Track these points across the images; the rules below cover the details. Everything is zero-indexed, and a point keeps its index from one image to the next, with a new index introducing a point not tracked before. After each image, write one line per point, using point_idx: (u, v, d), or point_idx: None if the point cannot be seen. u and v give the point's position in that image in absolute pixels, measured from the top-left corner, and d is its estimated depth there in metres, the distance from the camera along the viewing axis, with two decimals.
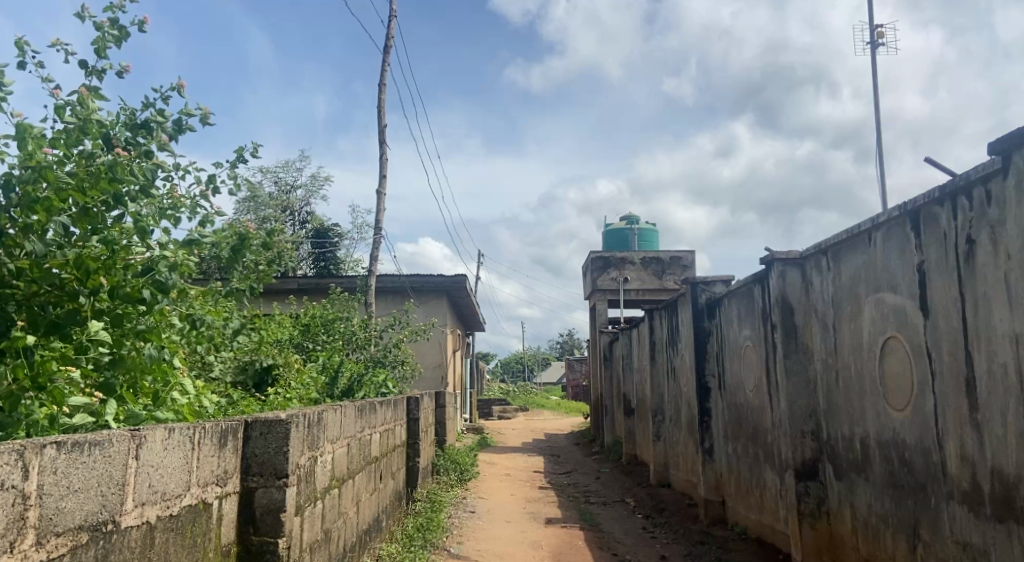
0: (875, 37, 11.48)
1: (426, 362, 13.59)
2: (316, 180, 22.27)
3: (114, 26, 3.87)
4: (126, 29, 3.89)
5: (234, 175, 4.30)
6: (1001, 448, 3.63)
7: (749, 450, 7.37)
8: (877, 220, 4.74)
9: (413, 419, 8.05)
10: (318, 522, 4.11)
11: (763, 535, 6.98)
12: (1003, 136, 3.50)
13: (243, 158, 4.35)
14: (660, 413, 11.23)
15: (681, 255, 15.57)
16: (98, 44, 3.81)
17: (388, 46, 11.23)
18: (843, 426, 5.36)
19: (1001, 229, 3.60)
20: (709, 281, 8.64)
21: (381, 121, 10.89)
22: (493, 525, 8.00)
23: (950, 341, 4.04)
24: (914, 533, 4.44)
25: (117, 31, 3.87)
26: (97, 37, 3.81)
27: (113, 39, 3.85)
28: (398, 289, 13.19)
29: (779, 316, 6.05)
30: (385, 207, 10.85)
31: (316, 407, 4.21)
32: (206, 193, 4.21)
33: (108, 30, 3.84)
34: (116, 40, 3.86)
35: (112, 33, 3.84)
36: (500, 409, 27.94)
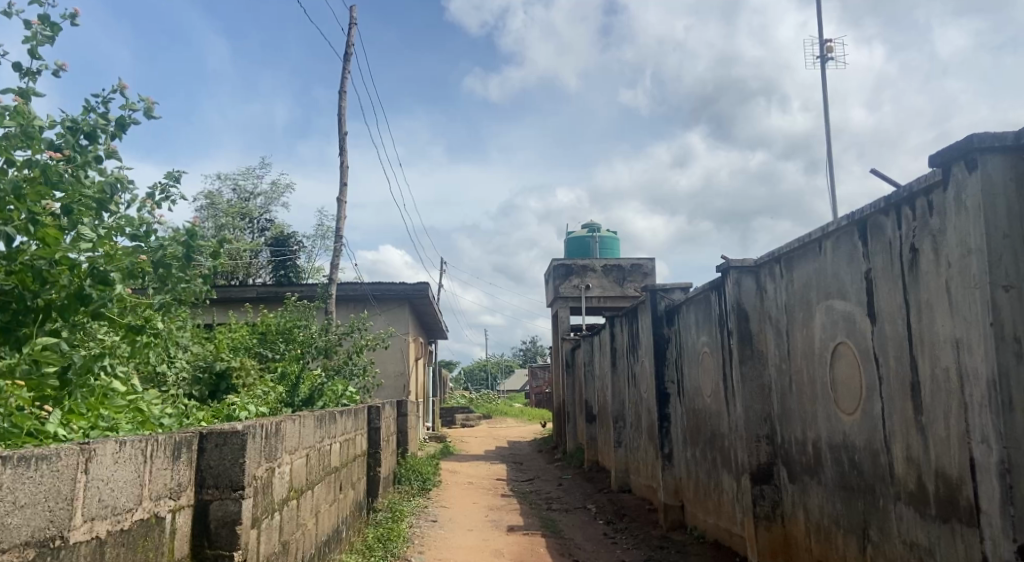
0: (825, 52, 11.79)
1: (388, 371, 13.52)
2: (278, 188, 22.00)
3: (46, 25, 3.85)
4: (58, 27, 3.87)
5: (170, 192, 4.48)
6: (945, 448, 3.76)
7: (706, 455, 7.49)
8: (827, 229, 4.88)
9: (375, 429, 8.01)
10: (275, 534, 4.07)
11: (721, 538, 7.10)
12: (942, 149, 3.55)
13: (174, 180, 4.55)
14: (621, 420, 11.33)
15: (642, 263, 15.78)
16: (31, 42, 3.78)
17: (348, 54, 11.17)
18: (795, 430, 5.51)
19: (942, 236, 3.73)
20: (668, 288, 8.76)
21: (342, 129, 10.81)
22: (455, 534, 7.97)
23: (896, 347, 4.18)
24: (864, 534, 4.57)
25: (49, 30, 3.84)
26: (29, 34, 3.78)
27: (45, 37, 3.82)
28: (359, 297, 13.11)
29: (735, 322, 6.16)
30: (346, 215, 10.77)
31: (274, 418, 4.17)
32: (152, 207, 4.34)
33: (40, 29, 3.81)
34: (50, 39, 3.84)
35: (44, 32, 3.81)
36: (463, 416, 27.78)
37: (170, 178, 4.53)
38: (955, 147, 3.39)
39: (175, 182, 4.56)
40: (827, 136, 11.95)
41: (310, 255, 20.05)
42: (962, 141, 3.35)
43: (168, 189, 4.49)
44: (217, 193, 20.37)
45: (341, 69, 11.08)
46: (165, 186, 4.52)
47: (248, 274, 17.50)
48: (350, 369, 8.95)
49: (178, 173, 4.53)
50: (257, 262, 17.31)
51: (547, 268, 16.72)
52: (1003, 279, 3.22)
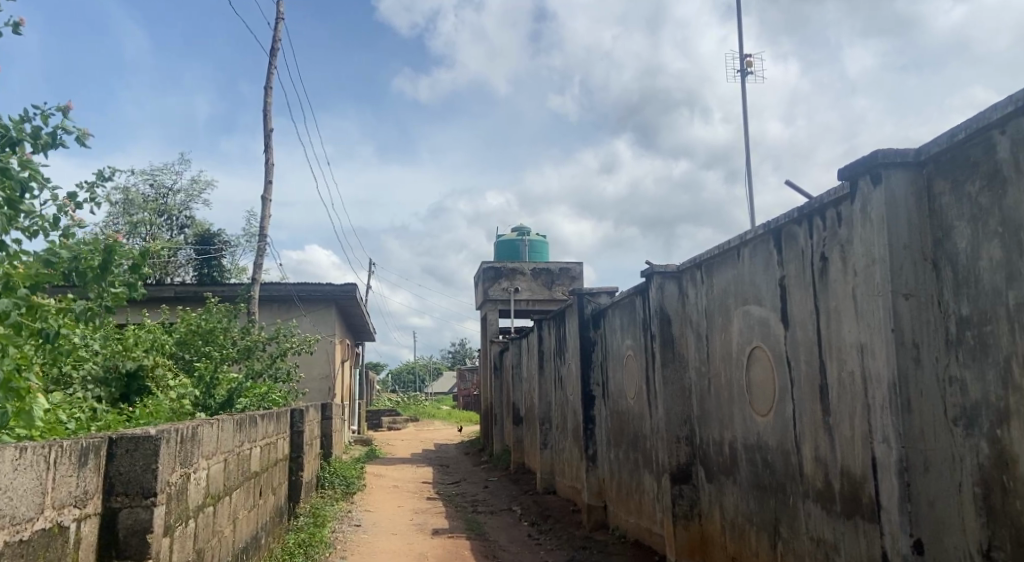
0: (745, 65, 12.22)
1: (312, 373, 13.26)
2: (197, 185, 21.31)
3: None
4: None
5: (95, 192, 4.58)
6: (849, 448, 3.96)
7: (629, 456, 7.65)
8: (745, 237, 5.07)
9: (297, 432, 7.84)
10: (189, 543, 3.94)
11: (641, 537, 7.28)
12: (851, 163, 3.72)
13: (101, 180, 4.65)
14: (547, 422, 11.45)
15: (570, 266, 16.00)
16: None
17: (275, 49, 10.92)
18: (713, 431, 5.69)
19: (849, 246, 3.91)
20: (595, 292, 8.91)
21: (267, 125, 10.56)
22: (379, 538, 7.90)
23: (807, 351, 4.37)
24: (775, 531, 4.76)
25: None
26: None
27: None
28: (284, 298, 12.82)
29: (658, 326, 6.33)
30: (271, 213, 10.52)
31: (190, 423, 4.04)
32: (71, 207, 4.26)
33: None
34: None
35: None
36: (389, 419, 27.51)
37: (98, 178, 4.63)
38: (862, 162, 3.57)
39: (103, 182, 4.67)
40: (746, 146, 12.39)
41: (233, 255, 19.50)
42: (868, 157, 3.52)
43: (95, 189, 4.58)
44: (133, 189, 19.55)
45: (268, 64, 10.83)
46: (93, 184, 4.62)
47: (166, 273, 16.90)
48: (274, 373, 8.84)
49: (109, 174, 4.65)
50: (176, 261, 16.74)
51: (476, 270, 16.74)
52: (903, 288, 3.39)
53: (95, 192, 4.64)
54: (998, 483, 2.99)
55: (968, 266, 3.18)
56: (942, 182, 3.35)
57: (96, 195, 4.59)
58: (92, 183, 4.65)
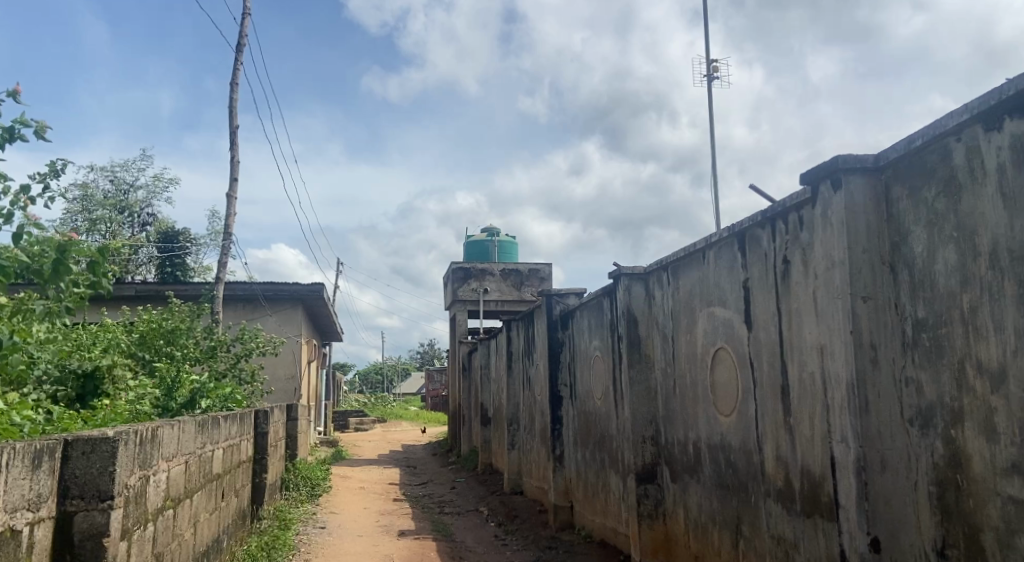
0: (712, 71, 12.38)
1: (278, 374, 13.12)
2: (160, 182, 20.96)
3: None
4: None
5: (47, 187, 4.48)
6: (809, 448, 4.03)
7: (595, 456, 7.70)
8: (710, 240, 5.13)
9: (261, 434, 7.74)
10: (148, 546, 3.87)
11: (606, 537, 7.33)
12: (812, 168, 3.79)
13: (54, 174, 4.56)
14: (514, 422, 11.46)
15: (539, 267, 16.05)
16: None
17: (241, 45, 10.77)
18: (678, 431, 5.75)
19: (810, 250, 3.98)
20: (563, 293, 8.96)
21: (233, 122, 10.42)
22: (344, 540, 7.84)
23: (770, 352, 4.43)
24: (737, 529, 4.82)
25: None
26: None
27: None
28: (249, 297, 12.65)
29: (625, 327, 6.37)
30: (236, 211, 10.38)
31: (149, 425, 3.97)
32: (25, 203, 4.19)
33: None
34: None
35: None
36: (356, 420, 27.30)
37: (51, 172, 4.53)
38: (823, 168, 3.64)
39: (56, 176, 4.57)
40: (713, 151, 12.55)
41: (197, 253, 19.19)
42: (829, 162, 3.59)
43: (48, 183, 4.51)
44: (92, 185, 19.13)
45: (233, 60, 10.68)
46: (45, 178, 4.53)
47: (127, 271, 16.59)
48: (238, 374, 8.74)
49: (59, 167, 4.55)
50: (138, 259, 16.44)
51: (445, 270, 16.71)
52: (862, 291, 3.46)
53: (48, 188, 4.55)
54: (952, 482, 3.06)
55: (924, 269, 3.25)
56: (900, 188, 3.42)
57: (49, 189, 4.52)
58: (45, 178, 4.55)
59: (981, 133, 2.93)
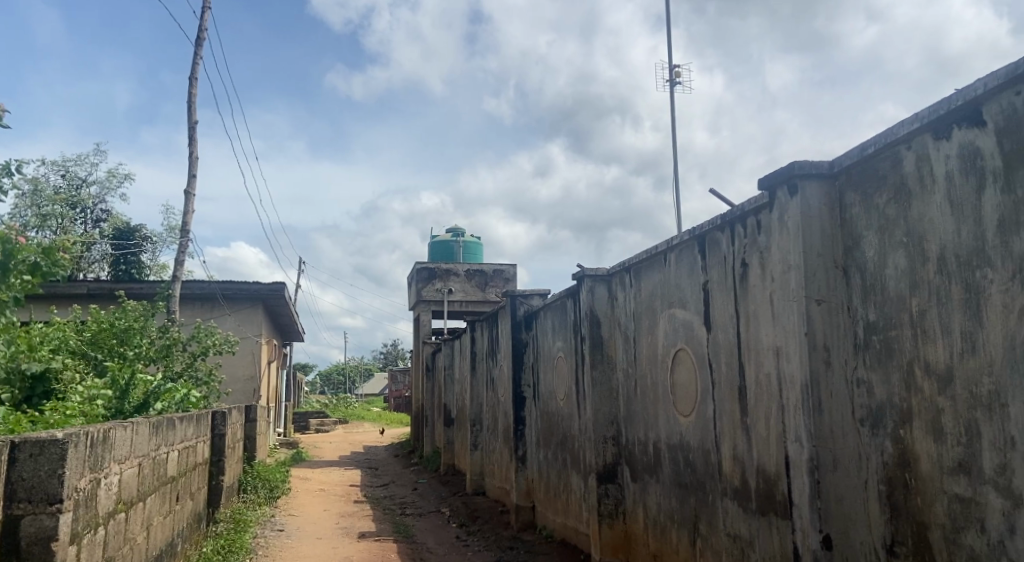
0: (675, 76, 12.53)
1: (236, 375, 12.92)
2: (114, 177, 20.47)
3: None
4: None
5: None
6: (765, 447, 4.10)
7: (557, 456, 7.73)
8: (671, 242, 5.19)
9: (219, 435, 7.61)
10: (98, 551, 3.79)
11: (567, 537, 7.36)
12: (770, 173, 3.86)
13: (5, 172, 4.49)
14: (477, 423, 11.45)
15: (503, 268, 16.08)
16: None
17: (201, 39, 10.58)
18: (639, 431, 5.80)
19: (768, 253, 4.05)
20: (527, 294, 8.99)
21: (191, 117, 10.23)
22: (303, 543, 7.76)
23: (728, 353, 4.50)
24: (695, 528, 4.89)
25: None
26: None
27: None
28: (208, 296, 12.44)
29: (588, 328, 6.41)
30: (194, 208, 10.19)
31: (100, 426, 3.88)
32: None
33: None
34: None
35: None
36: (316, 421, 27.02)
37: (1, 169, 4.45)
38: (780, 173, 3.71)
39: (8, 173, 4.51)
40: (675, 154, 12.70)
41: (153, 250, 18.78)
42: (786, 168, 3.66)
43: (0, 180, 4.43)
44: (42, 180, 18.60)
45: (192, 55, 10.49)
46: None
47: (80, 269, 16.18)
48: (194, 374, 8.61)
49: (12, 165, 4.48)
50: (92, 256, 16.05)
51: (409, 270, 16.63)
52: (816, 294, 3.53)
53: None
54: (901, 481, 3.15)
55: (876, 274, 3.33)
56: (853, 194, 3.50)
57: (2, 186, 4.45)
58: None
59: (931, 142, 3.02)
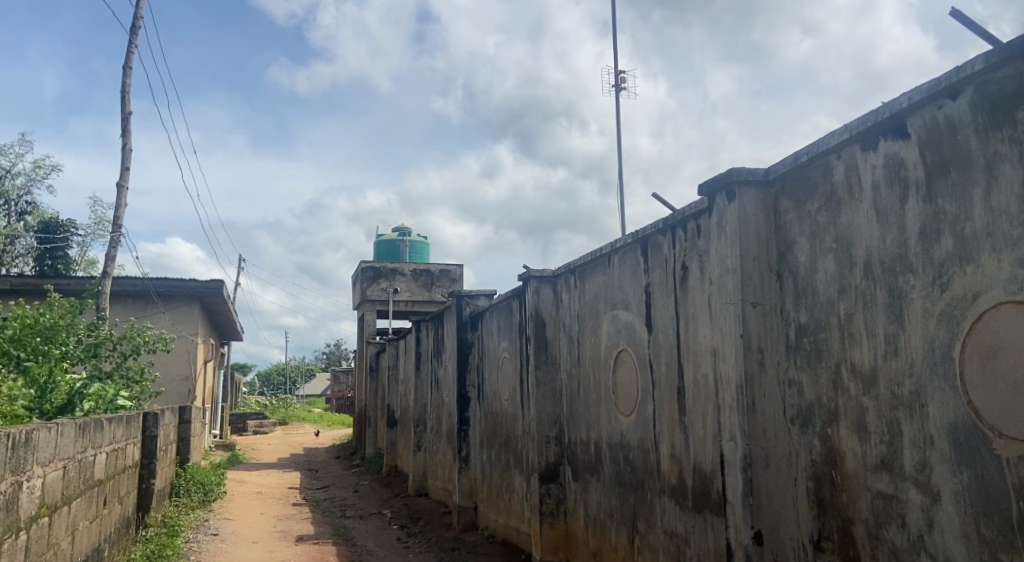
0: (621, 81, 12.72)
1: (170, 375, 12.57)
2: (41, 168, 19.67)
3: None
4: None
5: None
6: (701, 445, 4.19)
7: (500, 456, 7.75)
8: (615, 245, 5.26)
9: (150, 437, 7.39)
10: (18, 557, 3.64)
11: (508, 537, 7.39)
12: (710, 179, 3.94)
13: None
14: (421, 424, 11.40)
15: (450, 268, 16.03)
16: None
17: (136, 28, 10.26)
18: (581, 431, 5.87)
19: (707, 257, 4.14)
20: (473, 295, 8.99)
21: (125, 108, 9.91)
22: (238, 547, 7.59)
23: (667, 354, 4.59)
24: (633, 526, 4.96)
25: None
26: None
27: None
28: (141, 293, 12.06)
29: (533, 329, 6.44)
30: (126, 202, 9.87)
31: (23, 427, 3.73)
32: None
33: None
34: None
35: None
36: (255, 423, 26.48)
37: None
38: (718, 179, 3.80)
39: None
40: (620, 158, 12.88)
41: (81, 246, 18.11)
42: (724, 175, 3.75)
43: None
44: None
45: (127, 44, 10.16)
46: None
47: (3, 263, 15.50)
48: (125, 373, 8.34)
49: None
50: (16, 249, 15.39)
51: (353, 270, 16.44)
52: (752, 297, 3.62)
53: None
54: (828, 478, 3.25)
55: (807, 278, 3.44)
56: (787, 202, 3.61)
57: None
58: None
59: (859, 152, 3.13)
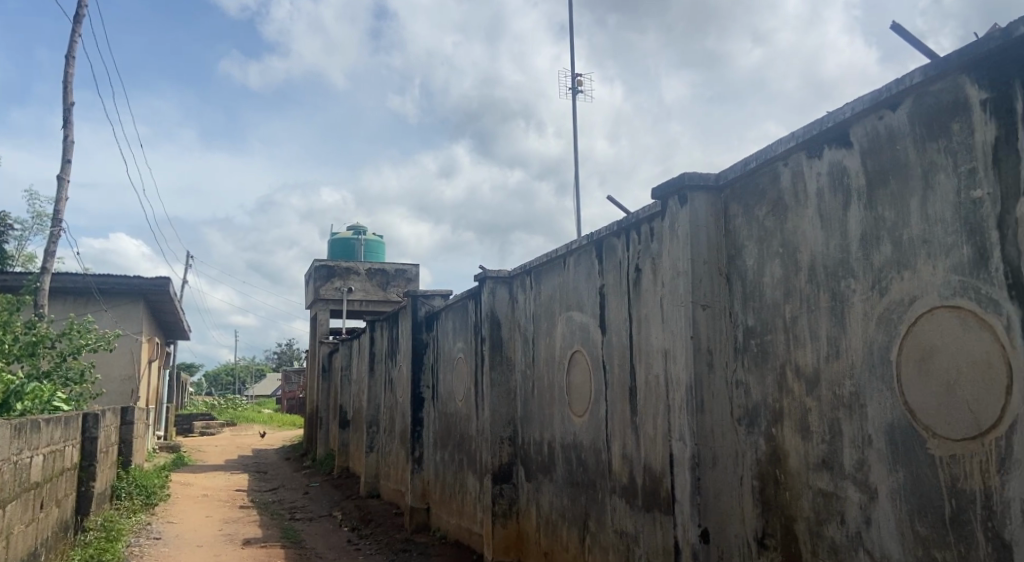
0: (578, 84, 12.81)
1: (113, 375, 12.22)
2: None
3: None
4: None
5: None
6: (652, 445, 4.25)
7: (454, 457, 7.74)
8: (570, 246, 5.30)
9: (91, 439, 7.18)
10: None
11: (461, 538, 7.38)
12: (663, 184, 4.00)
13: None
14: (374, 425, 11.31)
15: (406, 268, 15.94)
16: None
17: (80, 17, 9.96)
18: (534, 432, 5.89)
19: (659, 260, 4.21)
20: (428, 295, 8.95)
21: (67, 99, 9.61)
22: (182, 551, 7.44)
23: (620, 355, 4.64)
24: (584, 526, 5.01)
25: None
26: None
27: None
28: (83, 290, 11.71)
29: (488, 330, 6.45)
30: (68, 196, 9.57)
31: None
32: None
33: None
34: None
35: None
36: (203, 424, 25.92)
37: None
38: (671, 183, 3.86)
39: None
40: (577, 161, 12.96)
41: (18, 240, 17.48)
42: (677, 179, 3.81)
43: None
44: None
45: (70, 33, 9.85)
46: None
47: None
48: (64, 373, 8.07)
49: None
50: None
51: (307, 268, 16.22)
52: (702, 300, 3.69)
53: None
54: (772, 476, 3.34)
55: (754, 281, 3.52)
56: (736, 206, 3.68)
57: None
58: None
59: (805, 160, 3.22)
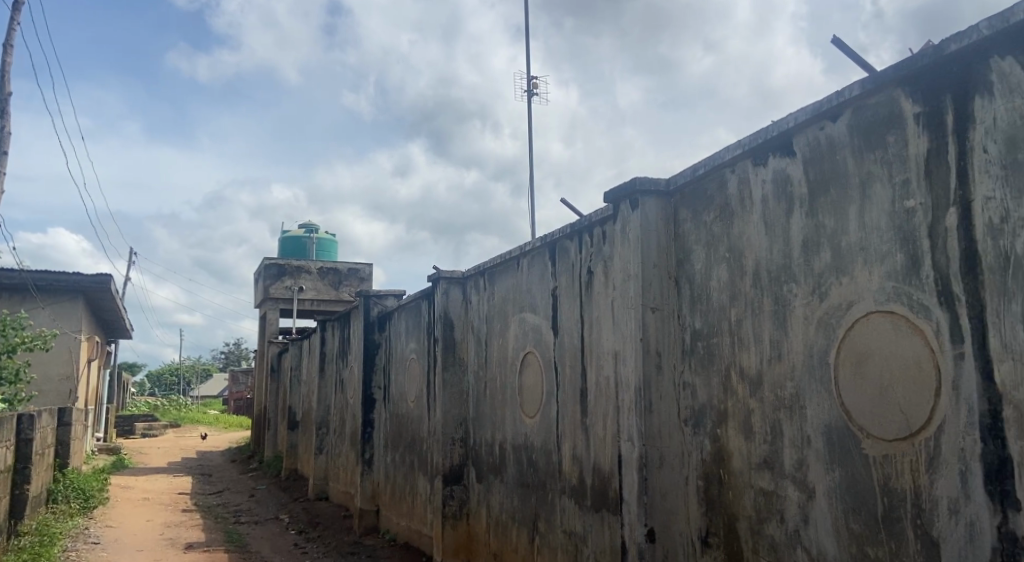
0: (534, 86, 12.85)
1: (50, 374, 11.80)
2: None
3: None
4: None
5: None
6: (601, 446, 4.30)
7: (404, 458, 7.69)
8: (524, 248, 5.32)
9: (25, 440, 6.94)
10: None
11: (410, 539, 7.34)
12: (615, 188, 4.05)
13: None
14: (324, 426, 11.17)
15: (358, 267, 15.78)
16: None
17: (18, 3, 9.60)
18: (486, 432, 5.90)
19: (610, 262, 4.26)
20: (381, 295, 8.88)
21: (4, 88, 9.26)
22: (121, 556, 7.24)
23: (571, 357, 4.68)
24: (534, 526, 5.03)
25: None
26: None
27: None
28: (20, 288, 11.31)
29: (441, 330, 6.44)
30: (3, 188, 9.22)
31: None
32: None
33: None
34: None
35: None
36: (145, 425, 25.22)
37: None
38: (623, 188, 3.91)
39: None
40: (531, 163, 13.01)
41: None
42: (628, 183, 3.86)
43: None
44: None
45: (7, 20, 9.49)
46: None
47: None
48: None
49: None
50: None
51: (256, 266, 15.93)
52: (651, 302, 3.75)
53: None
54: (716, 476, 3.41)
55: (701, 285, 3.59)
56: (685, 212, 3.75)
57: None
58: None
59: (751, 167, 3.30)
